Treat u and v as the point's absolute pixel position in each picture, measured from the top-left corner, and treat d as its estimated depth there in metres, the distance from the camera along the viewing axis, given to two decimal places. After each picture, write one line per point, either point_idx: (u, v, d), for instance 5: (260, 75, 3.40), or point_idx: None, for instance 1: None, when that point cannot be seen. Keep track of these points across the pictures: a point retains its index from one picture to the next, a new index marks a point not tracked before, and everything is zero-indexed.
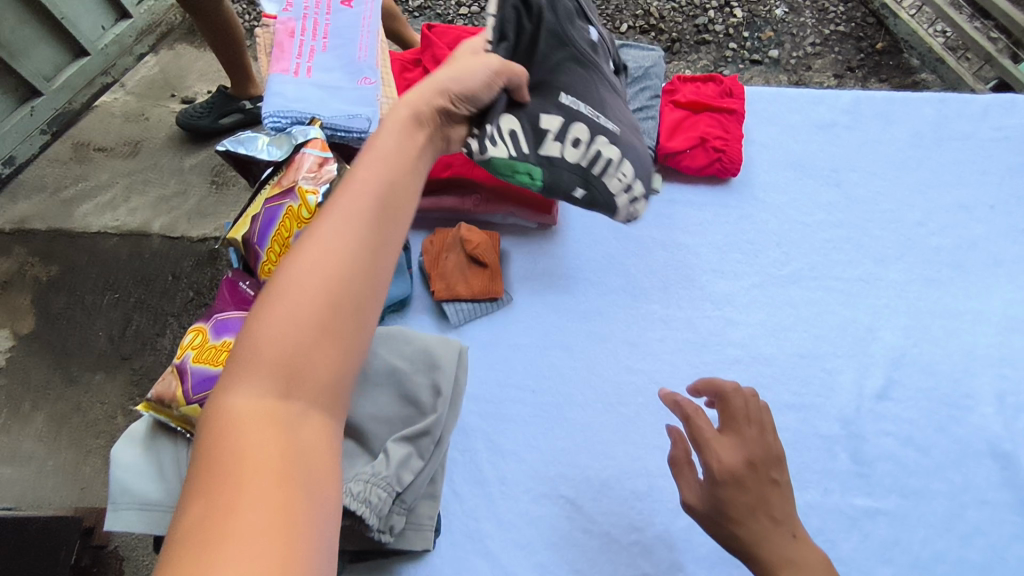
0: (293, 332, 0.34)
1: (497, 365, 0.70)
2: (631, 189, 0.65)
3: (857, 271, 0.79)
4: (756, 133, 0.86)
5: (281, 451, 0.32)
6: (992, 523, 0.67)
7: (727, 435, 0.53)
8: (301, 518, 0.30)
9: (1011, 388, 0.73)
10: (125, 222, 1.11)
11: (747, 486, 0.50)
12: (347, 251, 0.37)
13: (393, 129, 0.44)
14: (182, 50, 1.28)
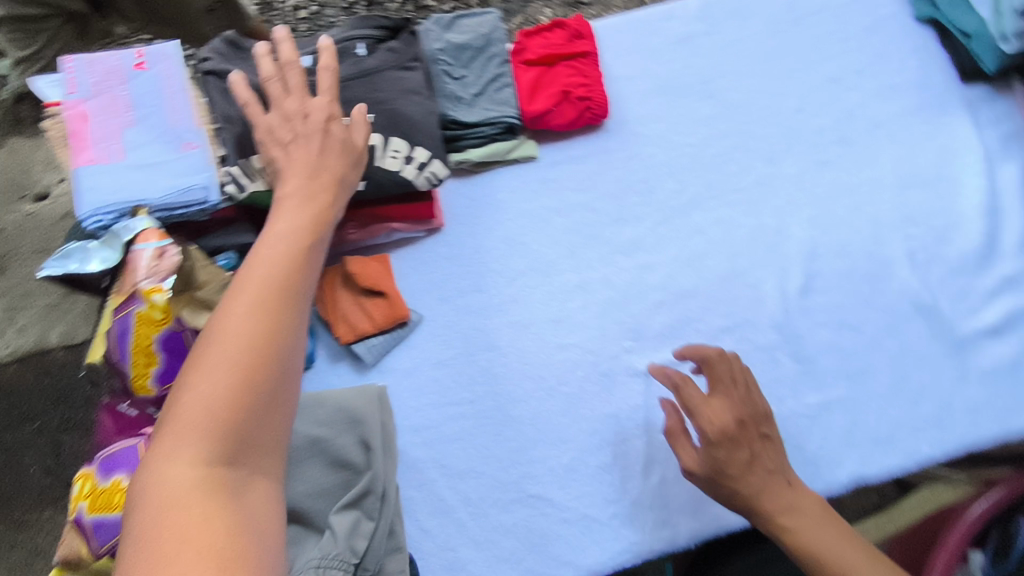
0: (222, 403, 0.41)
1: (431, 389, 0.68)
2: (412, 158, 0.68)
3: (750, 177, 0.78)
4: (616, 67, 0.82)
5: (228, 510, 0.38)
6: (934, 378, 0.70)
7: (716, 400, 0.61)
8: (255, 560, 0.37)
9: (921, 243, 0.75)
10: (18, 344, 0.99)
11: (741, 442, 0.59)
12: (265, 323, 0.44)
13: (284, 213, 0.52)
14: (16, 144, 1.08)
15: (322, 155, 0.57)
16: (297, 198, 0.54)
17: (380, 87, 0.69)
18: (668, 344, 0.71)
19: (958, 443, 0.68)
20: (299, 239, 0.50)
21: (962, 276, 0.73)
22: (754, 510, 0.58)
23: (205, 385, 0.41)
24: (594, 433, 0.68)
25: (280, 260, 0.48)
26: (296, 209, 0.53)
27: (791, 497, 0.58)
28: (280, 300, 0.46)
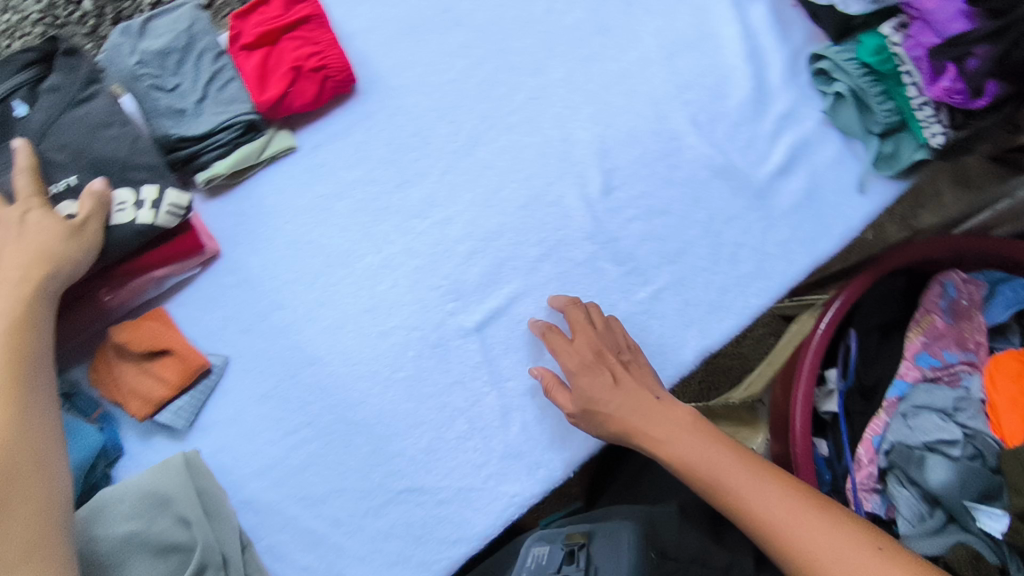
0: None
1: (265, 422, 0.65)
2: (141, 199, 0.62)
3: (521, 95, 0.74)
4: (348, 22, 0.74)
5: None
6: (746, 233, 0.71)
7: (578, 340, 0.63)
8: None
9: (702, 106, 0.74)
10: None
11: (602, 370, 0.62)
12: None
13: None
14: None
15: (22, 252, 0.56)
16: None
17: (68, 139, 0.62)
18: (490, 291, 0.69)
19: (781, 285, 0.70)
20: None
21: (745, 126, 0.73)
22: (629, 435, 0.61)
23: None
24: (444, 407, 0.66)
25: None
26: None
27: (662, 413, 0.61)
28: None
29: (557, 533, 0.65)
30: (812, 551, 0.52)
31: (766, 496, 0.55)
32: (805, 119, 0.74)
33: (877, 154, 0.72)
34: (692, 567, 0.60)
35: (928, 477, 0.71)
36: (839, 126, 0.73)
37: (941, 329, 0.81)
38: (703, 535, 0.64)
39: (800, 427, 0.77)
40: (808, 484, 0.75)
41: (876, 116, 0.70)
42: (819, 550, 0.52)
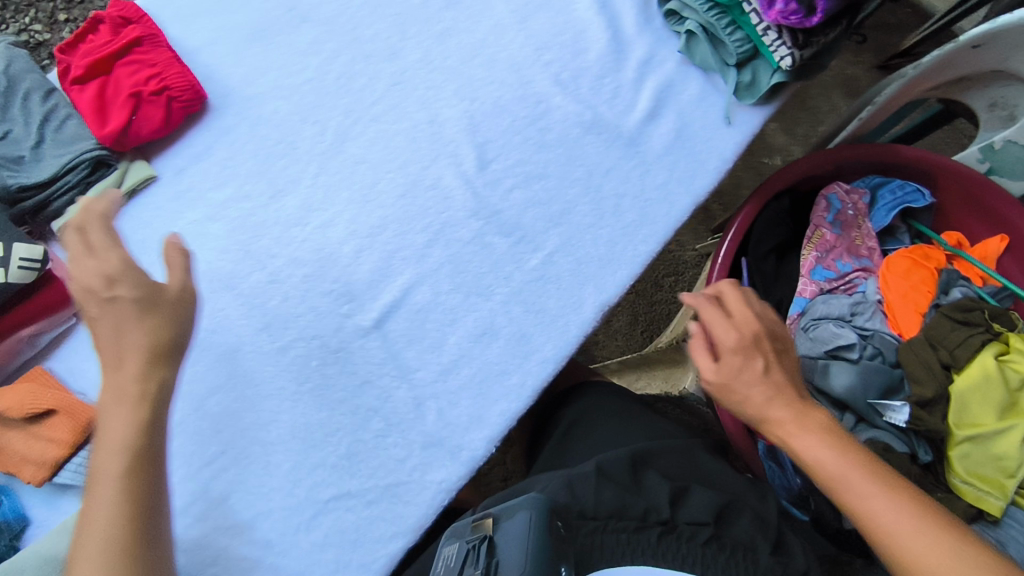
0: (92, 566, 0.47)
1: (175, 460, 0.63)
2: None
3: (381, 83, 0.73)
4: (188, 39, 0.72)
5: None
6: (626, 182, 0.72)
7: (737, 316, 0.61)
8: None
9: (562, 64, 0.74)
10: None
11: (759, 354, 0.60)
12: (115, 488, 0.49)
13: (133, 356, 0.51)
14: None
15: (125, 358, 0.52)
16: (106, 437, 0.50)
17: None
18: (382, 286, 0.68)
19: (667, 227, 0.71)
20: (112, 492, 0.49)
21: (608, 78, 0.74)
22: (758, 419, 0.59)
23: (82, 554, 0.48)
24: (358, 410, 0.65)
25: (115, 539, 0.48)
26: (106, 455, 0.50)
27: (796, 404, 0.59)
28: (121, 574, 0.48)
29: (466, 522, 0.64)
30: (913, 553, 0.51)
31: (875, 499, 0.53)
32: (664, 62, 0.75)
33: (737, 84, 0.74)
34: (610, 523, 0.63)
35: (833, 383, 0.76)
36: (698, 63, 0.75)
37: (831, 241, 0.85)
38: (621, 487, 0.67)
39: None
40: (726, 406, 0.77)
41: (728, 47, 0.72)
42: (911, 547, 0.51)
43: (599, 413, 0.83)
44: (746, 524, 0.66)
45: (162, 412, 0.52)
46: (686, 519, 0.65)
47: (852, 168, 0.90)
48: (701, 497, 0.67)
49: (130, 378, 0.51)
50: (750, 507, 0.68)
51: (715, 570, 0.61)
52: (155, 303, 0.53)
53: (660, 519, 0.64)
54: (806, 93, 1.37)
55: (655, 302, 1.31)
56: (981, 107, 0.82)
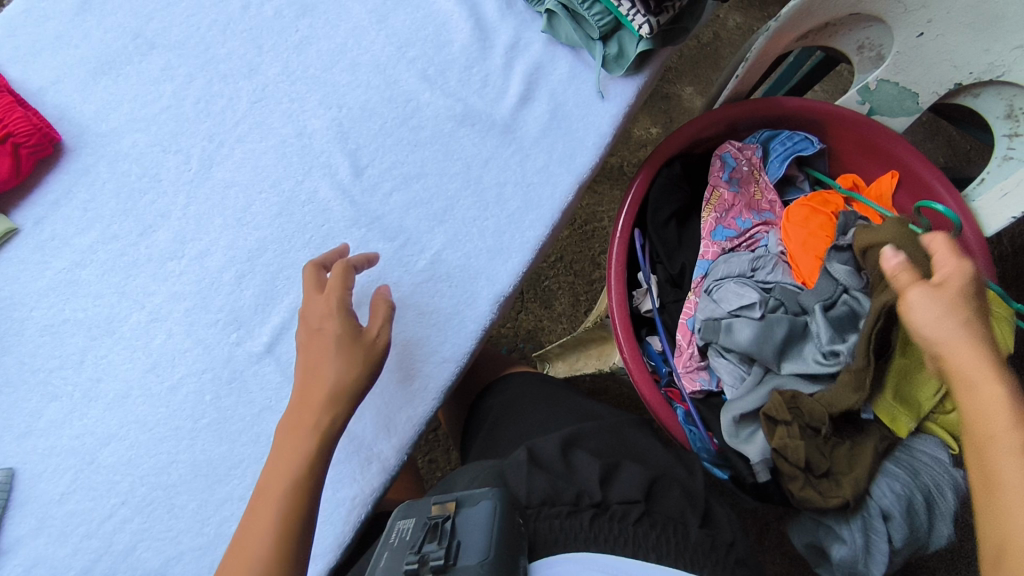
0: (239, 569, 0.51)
1: (73, 518, 0.61)
2: None
3: (242, 102, 0.71)
4: (32, 80, 0.69)
5: None
6: (506, 169, 0.71)
7: (956, 259, 0.56)
8: None
9: (426, 59, 0.73)
10: None
11: (974, 301, 0.53)
12: (276, 504, 0.53)
13: (315, 405, 0.56)
14: None
15: (312, 392, 0.57)
16: (280, 459, 0.55)
17: None
18: (269, 309, 0.66)
19: (553, 209, 0.71)
20: (274, 510, 0.53)
21: (475, 67, 0.74)
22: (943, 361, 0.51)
23: (237, 557, 0.51)
24: (259, 438, 0.64)
25: (267, 550, 0.51)
26: (278, 472, 0.54)
27: (998, 367, 0.49)
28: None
29: (429, 497, 0.50)
30: None
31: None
32: (529, 44, 0.75)
33: (605, 57, 0.73)
34: (543, 511, 0.50)
35: (736, 343, 0.73)
36: (563, 41, 0.74)
37: (729, 200, 0.85)
38: (554, 473, 0.54)
39: (617, 312, 0.80)
40: (631, 356, 0.78)
41: (590, 22, 0.72)
42: None
43: (521, 400, 0.73)
44: (677, 498, 0.54)
45: (332, 448, 0.56)
46: (618, 498, 0.52)
47: (746, 126, 0.89)
48: (633, 473, 0.55)
49: (310, 410, 0.56)
50: (678, 482, 0.57)
51: (652, 549, 0.48)
52: (354, 345, 0.58)
53: (592, 501, 0.51)
54: (704, 55, 1.39)
55: (595, 281, 1.31)
56: (851, 51, 0.84)
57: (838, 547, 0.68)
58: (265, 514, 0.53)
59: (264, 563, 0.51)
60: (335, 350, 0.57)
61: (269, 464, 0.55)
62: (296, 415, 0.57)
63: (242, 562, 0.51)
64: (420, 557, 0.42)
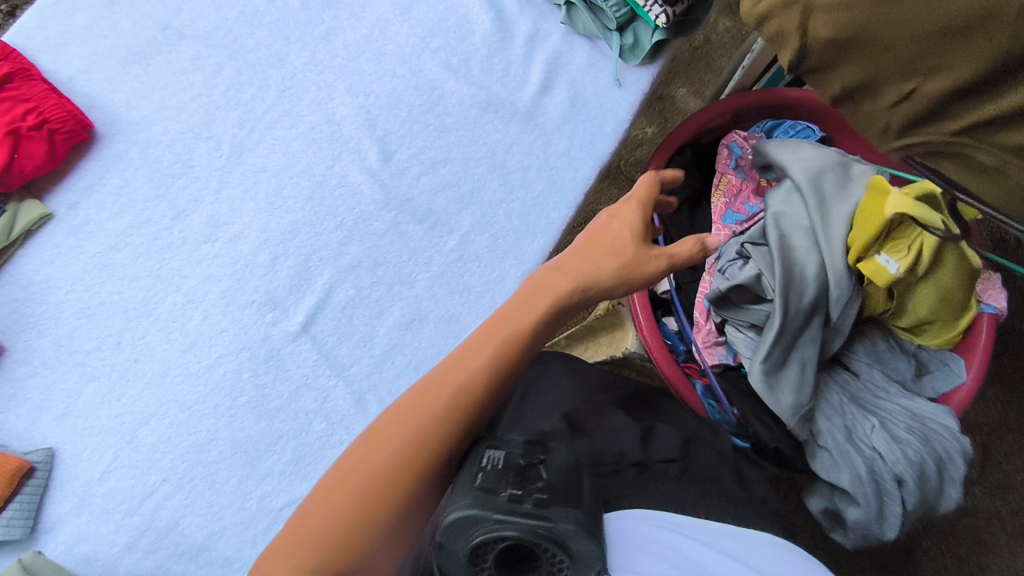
0: (457, 382, 0.49)
1: (114, 495, 0.62)
2: None
3: (271, 90, 0.73)
4: (62, 69, 0.70)
5: (402, 445, 0.46)
6: (529, 153, 0.74)
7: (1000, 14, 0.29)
8: (412, 480, 0.45)
9: (451, 48, 0.76)
10: None
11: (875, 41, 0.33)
12: (504, 339, 0.51)
13: (572, 273, 0.55)
14: None
15: (570, 273, 0.56)
16: (522, 308, 0.53)
17: None
18: (304, 289, 0.68)
19: (576, 190, 0.73)
20: (488, 353, 0.50)
21: (497, 57, 0.76)
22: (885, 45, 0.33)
23: (453, 371, 0.49)
24: (298, 414, 0.65)
25: (463, 394, 0.48)
26: (510, 320, 0.52)
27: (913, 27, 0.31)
28: (462, 406, 0.48)
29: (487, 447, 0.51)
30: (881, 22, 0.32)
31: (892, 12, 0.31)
32: (547, 36, 0.78)
33: (621, 47, 0.76)
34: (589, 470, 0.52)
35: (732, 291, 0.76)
36: (581, 32, 0.78)
37: (737, 186, 0.88)
38: (595, 436, 0.57)
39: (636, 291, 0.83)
40: (650, 330, 0.81)
41: (607, 13, 0.75)
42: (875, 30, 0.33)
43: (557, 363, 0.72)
44: (709, 458, 0.57)
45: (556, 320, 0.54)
46: (657, 458, 0.55)
47: (750, 114, 0.93)
48: (667, 438, 0.58)
49: (567, 279, 0.55)
50: (708, 442, 0.60)
51: (696, 501, 0.50)
52: (626, 251, 0.57)
53: (633, 460, 0.54)
54: None
55: None
56: None
57: (852, 510, 0.71)
58: (497, 340, 0.51)
59: (480, 383, 0.49)
60: (613, 252, 0.57)
61: (508, 305, 0.54)
62: (549, 272, 0.56)
63: (456, 375, 0.49)
64: (523, 486, 0.42)
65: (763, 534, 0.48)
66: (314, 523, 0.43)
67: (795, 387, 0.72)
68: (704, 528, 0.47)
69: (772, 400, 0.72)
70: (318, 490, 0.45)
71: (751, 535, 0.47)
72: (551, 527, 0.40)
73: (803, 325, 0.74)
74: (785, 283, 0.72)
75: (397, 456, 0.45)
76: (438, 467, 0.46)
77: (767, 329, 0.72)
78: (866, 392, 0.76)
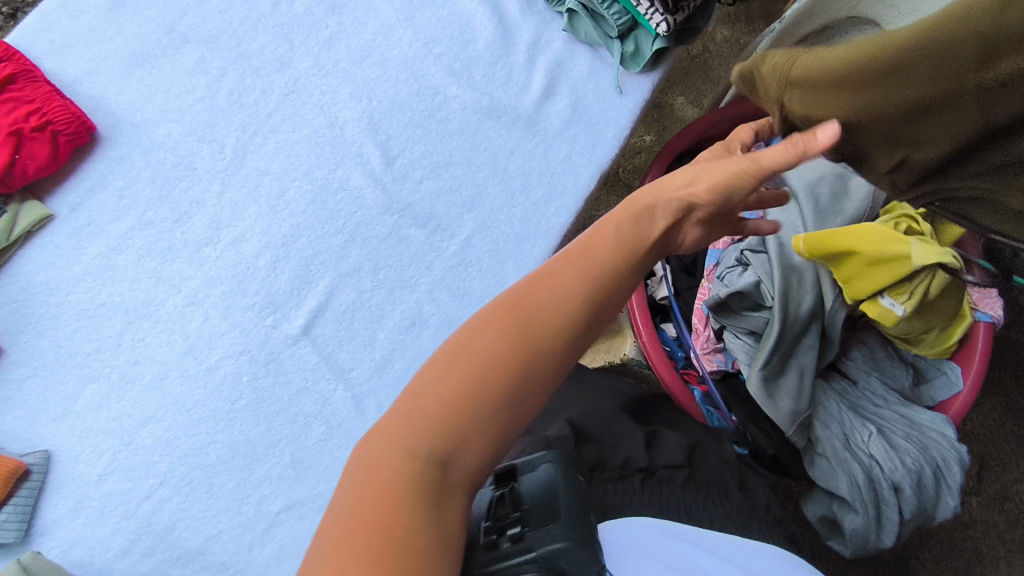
0: (549, 292, 0.44)
1: (111, 498, 0.62)
2: None
3: (275, 94, 0.73)
4: (67, 71, 0.71)
5: (492, 355, 0.42)
6: (531, 159, 0.74)
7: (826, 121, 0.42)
8: (507, 393, 0.41)
9: (454, 54, 0.77)
10: None
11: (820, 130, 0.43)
12: (598, 251, 0.47)
13: (661, 184, 0.50)
14: None
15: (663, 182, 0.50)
16: (617, 221, 0.48)
17: None
18: (304, 293, 0.68)
19: (576, 196, 0.74)
20: (583, 268, 0.46)
21: (500, 63, 0.77)
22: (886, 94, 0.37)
23: (546, 280, 0.45)
24: (297, 418, 0.65)
25: (555, 306, 0.44)
26: (605, 235, 0.48)
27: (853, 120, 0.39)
28: (557, 317, 0.44)
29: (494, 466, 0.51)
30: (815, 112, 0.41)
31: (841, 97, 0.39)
32: (550, 44, 0.78)
33: (622, 54, 0.77)
34: (595, 476, 0.51)
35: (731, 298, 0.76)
36: (583, 39, 0.78)
37: None
38: (600, 444, 0.57)
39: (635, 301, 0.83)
40: (651, 341, 0.80)
41: (608, 20, 0.76)
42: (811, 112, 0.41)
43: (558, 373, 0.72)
44: (714, 465, 0.57)
45: (649, 232, 0.49)
46: (663, 464, 0.54)
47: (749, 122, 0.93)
48: (671, 444, 0.57)
49: (658, 189, 0.50)
50: (712, 449, 0.60)
51: (701, 509, 0.50)
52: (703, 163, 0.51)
53: (639, 466, 0.53)
54: None
55: None
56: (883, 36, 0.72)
57: (850, 519, 0.71)
58: (592, 250, 0.47)
59: (577, 296, 0.45)
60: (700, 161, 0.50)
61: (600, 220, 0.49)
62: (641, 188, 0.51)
63: (552, 285, 0.45)
64: (499, 531, 0.42)
65: (766, 546, 0.48)
66: (422, 405, 0.41)
67: (794, 394, 0.72)
68: (710, 541, 0.46)
69: (771, 408, 0.72)
70: (422, 370, 0.42)
71: (755, 547, 0.47)
72: (531, 557, 0.39)
73: (802, 332, 0.74)
74: (783, 290, 0.73)
75: (487, 366, 0.41)
76: (548, 370, 0.43)
77: (766, 336, 0.72)
78: (865, 400, 0.77)
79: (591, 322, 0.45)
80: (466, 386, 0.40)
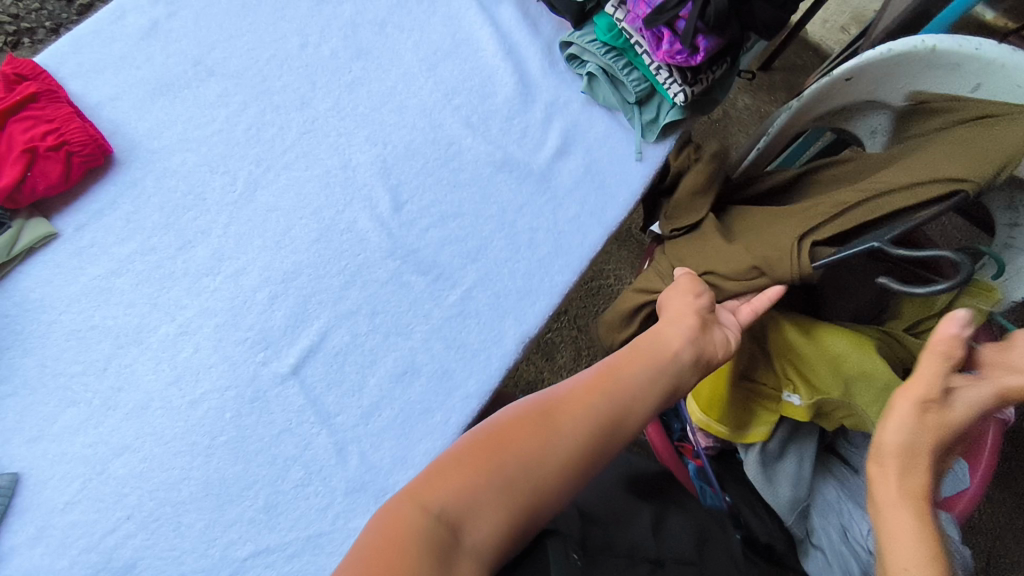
0: (573, 404, 0.49)
1: (73, 528, 0.59)
2: None
3: (292, 132, 0.74)
4: (91, 94, 0.72)
5: (521, 447, 0.45)
6: (540, 216, 0.74)
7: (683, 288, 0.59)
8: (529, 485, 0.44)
9: (471, 107, 0.77)
10: None
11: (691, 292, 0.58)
12: (617, 375, 0.52)
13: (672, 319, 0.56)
14: None
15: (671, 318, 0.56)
16: (635, 355, 0.54)
17: None
18: (299, 332, 0.67)
19: (582, 257, 0.73)
20: (603, 390, 0.50)
21: (516, 119, 0.78)
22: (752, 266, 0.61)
23: (568, 393, 0.50)
24: (276, 460, 0.63)
25: (577, 419, 0.48)
26: (623, 365, 0.52)
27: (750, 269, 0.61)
28: (577, 429, 0.47)
29: None
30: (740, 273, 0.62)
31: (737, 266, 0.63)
32: (567, 105, 0.79)
33: (641, 122, 0.78)
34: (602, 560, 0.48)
35: None
36: (600, 102, 0.79)
37: None
38: (604, 521, 0.52)
39: None
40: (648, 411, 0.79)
41: (628, 86, 0.76)
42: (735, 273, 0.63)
43: None
44: (722, 563, 0.54)
45: (665, 362, 0.53)
46: (673, 555, 0.51)
47: None
48: (676, 531, 0.54)
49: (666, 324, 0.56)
50: (721, 544, 0.57)
51: None
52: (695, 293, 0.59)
53: (648, 556, 0.50)
54: None
55: None
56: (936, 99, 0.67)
57: None
58: (609, 375, 0.51)
59: (595, 414, 0.49)
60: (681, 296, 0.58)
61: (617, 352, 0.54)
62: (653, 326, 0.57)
63: (574, 402, 0.49)
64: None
65: None
66: (444, 477, 0.43)
67: (794, 483, 0.69)
68: None
69: (771, 493, 0.70)
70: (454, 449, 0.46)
71: None
72: None
73: None
74: None
75: (515, 460, 0.44)
76: (562, 480, 0.45)
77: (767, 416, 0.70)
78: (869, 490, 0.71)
79: (602, 443, 0.48)
80: (494, 472, 0.44)
